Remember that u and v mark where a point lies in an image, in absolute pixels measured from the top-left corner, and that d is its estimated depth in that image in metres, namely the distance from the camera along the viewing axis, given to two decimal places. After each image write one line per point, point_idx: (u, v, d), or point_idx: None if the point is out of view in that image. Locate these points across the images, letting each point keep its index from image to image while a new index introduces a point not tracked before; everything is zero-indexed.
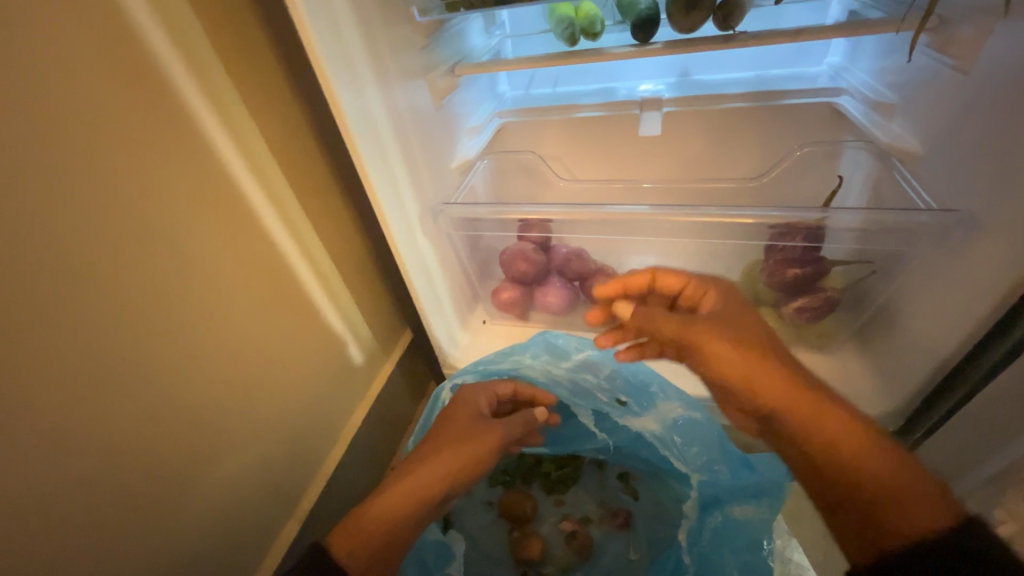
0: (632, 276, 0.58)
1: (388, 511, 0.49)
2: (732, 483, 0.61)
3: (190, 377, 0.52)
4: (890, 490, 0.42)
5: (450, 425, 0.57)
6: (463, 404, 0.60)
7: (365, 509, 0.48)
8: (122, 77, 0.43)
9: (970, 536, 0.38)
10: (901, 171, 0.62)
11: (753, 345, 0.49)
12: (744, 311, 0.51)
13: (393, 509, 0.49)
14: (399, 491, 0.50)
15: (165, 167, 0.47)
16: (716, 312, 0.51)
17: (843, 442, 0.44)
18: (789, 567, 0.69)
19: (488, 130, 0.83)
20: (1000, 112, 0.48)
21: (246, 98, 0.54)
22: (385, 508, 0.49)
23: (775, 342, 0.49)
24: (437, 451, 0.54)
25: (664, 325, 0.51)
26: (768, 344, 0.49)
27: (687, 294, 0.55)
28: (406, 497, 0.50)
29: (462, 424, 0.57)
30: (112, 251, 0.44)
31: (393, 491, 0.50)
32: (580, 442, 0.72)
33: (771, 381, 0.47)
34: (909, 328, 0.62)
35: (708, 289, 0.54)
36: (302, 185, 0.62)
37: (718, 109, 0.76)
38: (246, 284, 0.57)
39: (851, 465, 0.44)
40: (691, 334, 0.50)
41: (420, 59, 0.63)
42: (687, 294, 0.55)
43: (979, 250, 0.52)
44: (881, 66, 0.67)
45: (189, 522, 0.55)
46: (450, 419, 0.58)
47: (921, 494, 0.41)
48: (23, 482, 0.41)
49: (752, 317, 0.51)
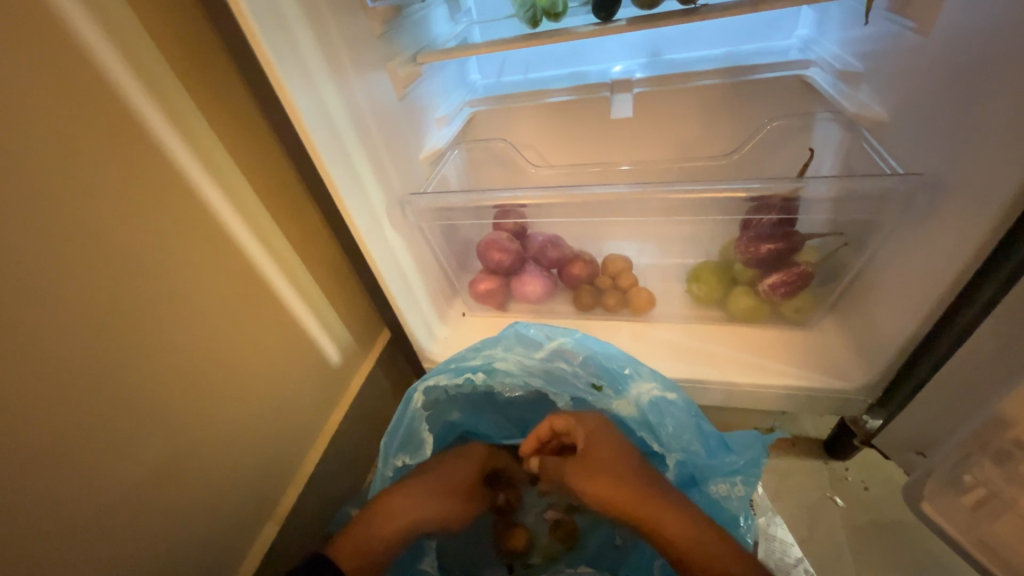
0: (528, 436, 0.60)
1: (392, 533, 0.55)
2: (707, 462, 0.59)
3: (156, 388, 0.50)
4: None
5: (456, 469, 0.64)
6: (469, 452, 0.66)
7: (373, 516, 0.55)
8: (56, 75, 0.40)
9: None
10: (868, 140, 0.62)
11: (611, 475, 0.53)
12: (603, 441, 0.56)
13: (395, 530, 0.55)
14: (405, 515, 0.56)
15: (113, 169, 0.45)
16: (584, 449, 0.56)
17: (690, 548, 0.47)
18: (772, 544, 0.68)
19: (458, 119, 0.81)
20: (963, 74, 0.48)
21: (196, 93, 0.51)
22: (391, 531, 0.55)
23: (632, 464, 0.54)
24: (440, 489, 0.61)
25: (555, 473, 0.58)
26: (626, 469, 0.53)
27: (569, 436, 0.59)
28: (405, 521, 0.56)
29: (465, 472, 0.64)
30: (61, 260, 0.42)
31: (398, 512, 0.56)
32: None
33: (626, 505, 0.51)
34: (882, 297, 0.62)
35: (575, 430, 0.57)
36: (264, 183, 0.60)
37: (689, 87, 0.74)
38: (212, 289, 0.55)
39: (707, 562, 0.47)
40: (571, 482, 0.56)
41: (377, 47, 0.62)
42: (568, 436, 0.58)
43: (944, 213, 0.52)
44: (848, 36, 0.66)
45: (167, 537, 0.53)
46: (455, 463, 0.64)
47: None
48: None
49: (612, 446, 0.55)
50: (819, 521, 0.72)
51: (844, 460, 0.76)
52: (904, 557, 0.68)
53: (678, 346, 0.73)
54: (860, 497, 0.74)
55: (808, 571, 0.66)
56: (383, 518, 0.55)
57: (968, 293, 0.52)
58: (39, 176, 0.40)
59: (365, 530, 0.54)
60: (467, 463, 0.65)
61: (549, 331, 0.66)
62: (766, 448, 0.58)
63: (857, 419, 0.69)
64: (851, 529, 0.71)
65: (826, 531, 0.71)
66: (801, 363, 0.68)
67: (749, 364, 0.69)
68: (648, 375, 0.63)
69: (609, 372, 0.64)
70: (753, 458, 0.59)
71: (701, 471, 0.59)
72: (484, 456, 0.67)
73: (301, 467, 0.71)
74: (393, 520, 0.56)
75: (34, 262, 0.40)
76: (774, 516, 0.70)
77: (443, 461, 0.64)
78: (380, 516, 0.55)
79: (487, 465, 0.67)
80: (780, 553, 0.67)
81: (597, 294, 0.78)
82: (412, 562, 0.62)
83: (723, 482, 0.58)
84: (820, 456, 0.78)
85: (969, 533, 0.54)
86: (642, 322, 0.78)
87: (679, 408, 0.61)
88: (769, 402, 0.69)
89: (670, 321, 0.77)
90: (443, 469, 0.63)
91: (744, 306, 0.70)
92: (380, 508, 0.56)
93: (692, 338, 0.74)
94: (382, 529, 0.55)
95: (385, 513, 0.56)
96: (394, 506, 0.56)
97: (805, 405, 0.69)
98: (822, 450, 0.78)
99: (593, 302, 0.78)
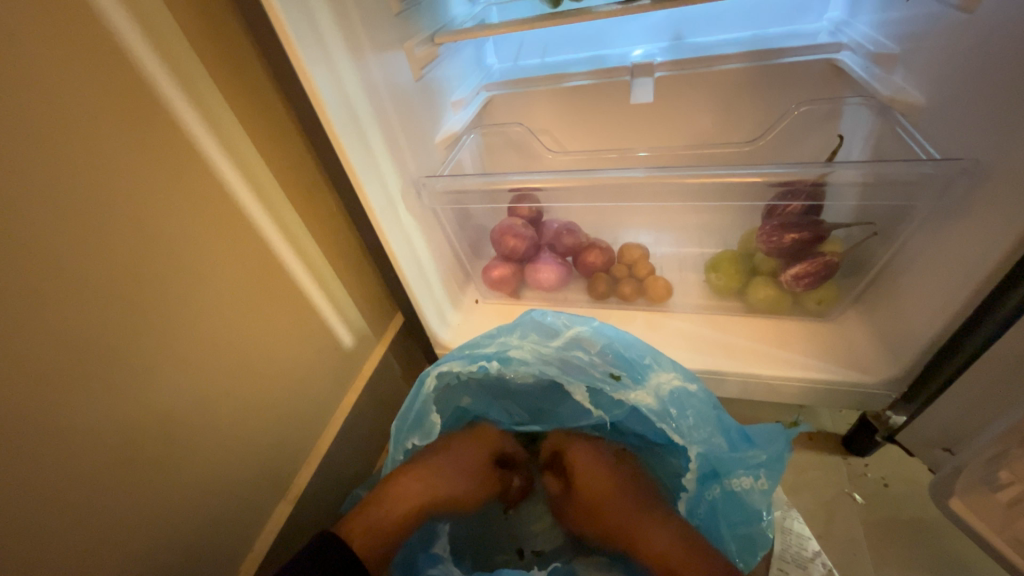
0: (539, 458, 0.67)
1: (402, 515, 0.56)
2: (731, 455, 0.58)
3: (172, 368, 0.50)
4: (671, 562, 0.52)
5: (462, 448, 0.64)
6: (479, 433, 0.67)
7: (379, 505, 0.56)
8: (74, 50, 0.40)
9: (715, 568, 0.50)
10: (903, 125, 0.59)
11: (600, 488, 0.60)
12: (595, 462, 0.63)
13: (405, 513, 0.57)
14: (415, 496, 0.58)
15: (124, 141, 0.44)
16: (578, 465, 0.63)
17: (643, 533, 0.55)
18: (789, 538, 0.68)
19: (475, 103, 0.79)
20: (1010, 55, 0.45)
21: (210, 66, 0.50)
22: (400, 513, 0.56)
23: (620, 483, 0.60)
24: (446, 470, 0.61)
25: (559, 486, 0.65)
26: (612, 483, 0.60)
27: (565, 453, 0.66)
28: (412, 504, 0.57)
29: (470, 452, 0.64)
30: (84, 238, 0.42)
31: (405, 495, 0.58)
32: (573, 421, 0.69)
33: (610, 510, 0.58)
34: (912, 290, 0.60)
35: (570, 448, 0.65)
36: (280, 165, 0.60)
37: (714, 71, 0.72)
38: (228, 269, 0.55)
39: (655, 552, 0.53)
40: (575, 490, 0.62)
41: (395, 27, 0.60)
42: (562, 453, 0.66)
43: (984, 200, 0.49)
44: (885, 17, 0.63)
45: (186, 513, 0.54)
46: (467, 443, 0.65)
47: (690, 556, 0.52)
48: (11, 479, 0.39)
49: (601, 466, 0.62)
50: (836, 516, 0.71)
51: (864, 456, 0.75)
52: (923, 554, 0.67)
53: (694, 336, 0.72)
54: (880, 493, 0.72)
55: (826, 564, 0.65)
56: (394, 500, 0.57)
57: (994, 296, 0.50)
58: (50, 144, 0.39)
59: (376, 511, 0.56)
60: (479, 442, 0.65)
61: (567, 318, 0.66)
62: (789, 445, 0.57)
63: (880, 415, 0.67)
64: (869, 525, 0.70)
65: (844, 527, 0.70)
66: (822, 355, 0.66)
67: (767, 356, 0.68)
68: (668, 365, 0.62)
69: (628, 362, 0.63)
70: (776, 452, 0.57)
71: (723, 465, 0.58)
72: (487, 436, 0.67)
73: (313, 447, 0.71)
74: (403, 503, 0.57)
75: (45, 232, 0.40)
76: (790, 510, 0.70)
77: (455, 442, 0.65)
78: (390, 497, 0.57)
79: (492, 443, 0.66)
80: (797, 546, 0.67)
81: (613, 283, 0.77)
82: (424, 545, 0.60)
83: (746, 475, 0.57)
84: (838, 451, 0.77)
85: (1003, 530, 0.53)
86: (658, 311, 0.76)
87: (699, 399, 0.60)
88: (788, 395, 0.68)
89: (687, 311, 0.75)
90: (454, 449, 0.64)
91: (763, 296, 0.68)
92: (386, 496, 0.57)
93: (709, 329, 0.73)
94: (392, 511, 0.56)
95: (396, 492, 0.57)
96: (404, 489, 0.58)
97: (825, 399, 0.67)
98: (840, 446, 0.77)
99: (608, 291, 0.77)
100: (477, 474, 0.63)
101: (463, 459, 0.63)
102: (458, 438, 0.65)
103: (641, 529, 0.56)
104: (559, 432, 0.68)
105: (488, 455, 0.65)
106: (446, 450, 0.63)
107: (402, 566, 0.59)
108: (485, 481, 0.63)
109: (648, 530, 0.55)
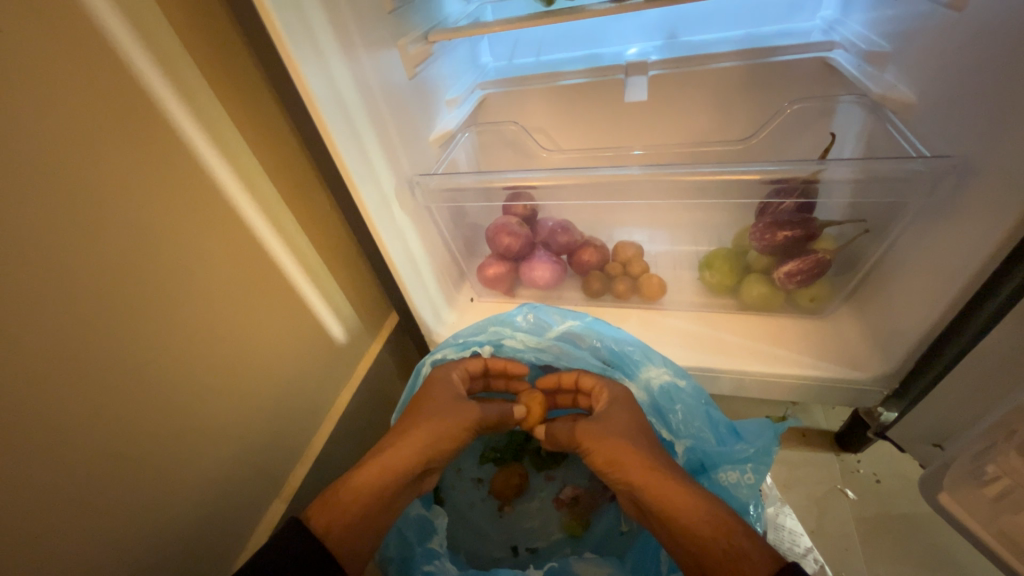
0: (557, 377, 0.65)
1: (372, 494, 0.52)
2: (718, 449, 0.58)
3: (163, 368, 0.50)
4: (686, 526, 0.47)
5: (428, 400, 0.59)
6: (440, 377, 0.62)
7: (347, 483, 0.52)
8: (66, 50, 0.40)
9: (728, 536, 0.45)
10: (895, 123, 0.60)
11: (620, 432, 0.55)
12: (626, 408, 0.58)
13: (374, 492, 0.52)
14: (383, 473, 0.53)
15: (118, 138, 0.44)
16: (607, 405, 0.59)
17: (657, 486, 0.50)
18: (781, 534, 0.66)
19: (469, 101, 0.79)
20: (1003, 54, 0.45)
21: (201, 62, 0.50)
22: (368, 490, 0.52)
23: (643, 431, 0.55)
24: (414, 426, 0.57)
25: (563, 428, 0.59)
26: (636, 430, 0.55)
27: (584, 385, 0.63)
28: (384, 475, 0.53)
29: (439, 400, 0.59)
30: (77, 238, 0.42)
31: (373, 465, 0.54)
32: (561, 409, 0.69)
33: (630, 457, 0.52)
34: (902, 286, 0.61)
35: (602, 388, 0.61)
36: (274, 164, 0.60)
37: (708, 69, 0.72)
38: (221, 268, 0.55)
39: (671, 511, 0.48)
40: (585, 426, 0.56)
41: (389, 25, 0.60)
42: (584, 386, 0.63)
43: (972, 198, 0.50)
44: (877, 16, 0.64)
45: (178, 513, 0.54)
46: (428, 397, 0.60)
47: (705, 520, 0.46)
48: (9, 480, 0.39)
49: (631, 413, 0.57)
50: (828, 512, 0.72)
51: (856, 453, 0.76)
52: (913, 548, 0.68)
53: (689, 333, 0.72)
54: (871, 489, 0.73)
55: (818, 560, 0.65)
56: (360, 475, 0.53)
57: (982, 295, 0.51)
58: (43, 140, 0.39)
59: (343, 494, 0.51)
60: (441, 388, 0.61)
61: (559, 313, 0.67)
62: (778, 436, 0.56)
63: (872, 411, 0.68)
64: (860, 520, 0.71)
65: (836, 523, 0.71)
66: (815, 352, 0.67)
67: (761, 353, 0.68)
68: (659, 360, 0.63)
69: (621, 356, 0.65)
70: (764, 446, 0.57)
71: (710, 458, 0.59)
72: (450, 377, 0.62)
73: (309, 446, 0.71)
74: (371, 477, 0.53)
75: (40, 232, 0.39)
76: (784, 507, 0.68)
77: (415, 403, 0.60)
78: (355, 477, 0.53)
79: (457, 382, 0.62)
80: (790, 542, 0.66)
81: (607, 281, 0.77)
82: (420, 540, 0.60)
83: (733, 470, 0.57)
84: (832, 448, 0.78)
85: (990, 525, 0.53)
86: (653, 309, 0.77)
87: (690, 396, 0.61)
88: (782, 392, 0.69)
89: (681, 309, 0.76)
90: (416, 411, 0.59)
91: (756, 294, 0.69)
92: (353, 472, 0.53)
93: (703, 326, 0.73)
94: (361, 487, 0.52)
95: (361, 473, 0.53)
96: (371, 465, 0.53)
97: (818, 396, 0.68)
98: (833, 442, 0.78)
99: (603, 289, 0.77)
100: (447, 417, 0.58)
101: (428, 414, 0.58)
102: (418, 398, 0.60)
103: (647, 488, 0.50)
104: (586, 376, 0.63)
105: (454, 398, 0.60)
106: (409, 416, 0.58)
107: (397, 563, 0.59)
108: (460, 417, 0.58)
109: (668, 492, 0.49)
